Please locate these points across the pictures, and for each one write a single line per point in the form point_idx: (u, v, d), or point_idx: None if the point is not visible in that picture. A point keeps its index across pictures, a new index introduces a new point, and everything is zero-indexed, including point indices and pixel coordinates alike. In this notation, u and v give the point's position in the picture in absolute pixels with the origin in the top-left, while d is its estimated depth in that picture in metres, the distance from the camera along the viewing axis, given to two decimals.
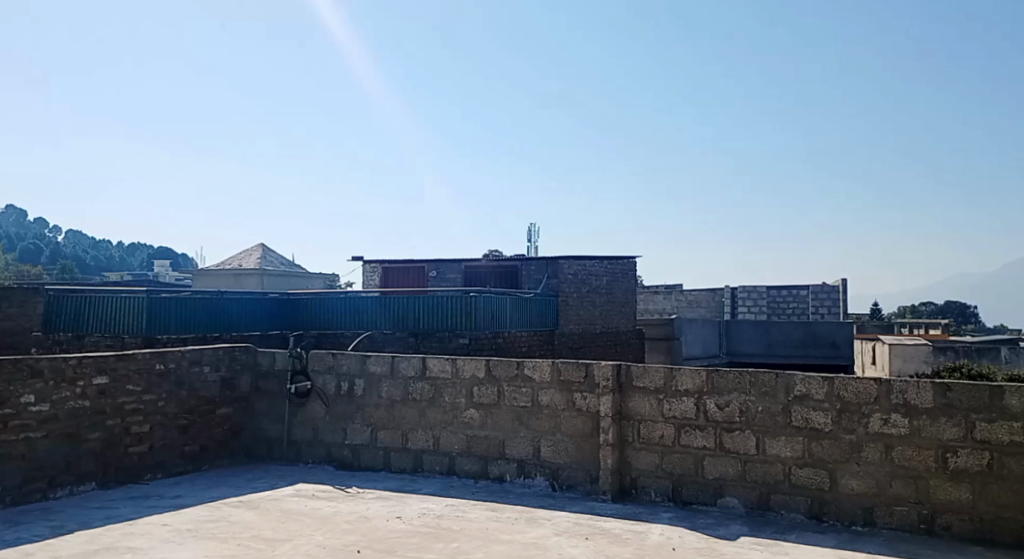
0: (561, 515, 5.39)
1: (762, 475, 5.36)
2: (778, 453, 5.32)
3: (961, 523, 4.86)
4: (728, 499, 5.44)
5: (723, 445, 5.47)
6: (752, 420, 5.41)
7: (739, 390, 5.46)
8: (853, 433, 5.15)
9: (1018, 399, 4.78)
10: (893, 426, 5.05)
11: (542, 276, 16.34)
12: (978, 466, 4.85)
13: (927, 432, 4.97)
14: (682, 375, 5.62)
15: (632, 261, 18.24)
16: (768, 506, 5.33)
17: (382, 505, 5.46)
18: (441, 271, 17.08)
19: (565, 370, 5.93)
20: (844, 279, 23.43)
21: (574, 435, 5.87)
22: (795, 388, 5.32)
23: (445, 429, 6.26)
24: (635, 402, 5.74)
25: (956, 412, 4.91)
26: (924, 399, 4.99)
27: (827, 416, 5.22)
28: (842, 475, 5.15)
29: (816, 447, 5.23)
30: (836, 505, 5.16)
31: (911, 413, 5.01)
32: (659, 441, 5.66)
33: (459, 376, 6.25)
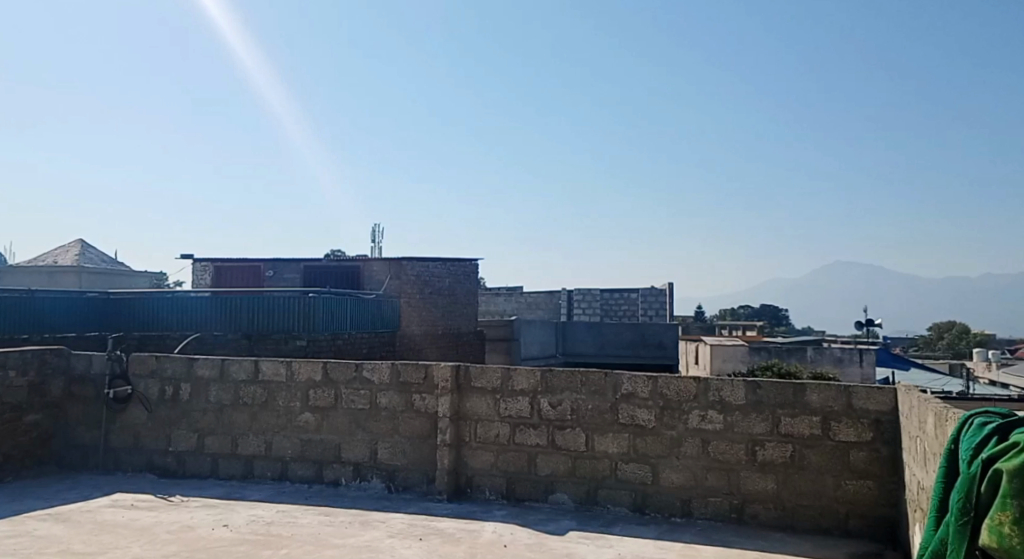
0: (396, 517, 5.40)
1: (590, 471, 5.58)
2: (605, 449, 5.57)
3: (767, 511, 5.26)
4: (558, 495, 5.63)
5: (555, 442, 5.65)
6: (582, 418, 5.62)
7: (571, 389, 5.66)
8: (674, 429, 5.46)
9: (817, 395, 5.23)
10: (709, 422, 5.40)
11: (384, 277, 16.36)
12: (782, 458, 5.26)
13: (740, 427, 5.34)
14: (518, 375, 5.76)
15: (474, 262, 18.40)
16: (595, 500, 5.56)
17: (208, 513, 5.27)
18: (278, 270, 16.57)
19: (403, 371, 5.93)
20: (671, 283, 24.73)
21: (411, 436, 5.89)
22: (622, 386, 5.58)
23: (278, 433, 6.12)
24: (472, 402, 5.84)
25: (765, 408, 5.31)
26: (737, 397, 5.36)
27: (650, 413, 5.51)
28: (663, 469, 5.46)
29: (640, 443, 5.50)
30: (657, 497, 5.46)
31: (725, 409, 5.38)
32: (494, 440, 5.78)
33: (293, 379, 6.12)
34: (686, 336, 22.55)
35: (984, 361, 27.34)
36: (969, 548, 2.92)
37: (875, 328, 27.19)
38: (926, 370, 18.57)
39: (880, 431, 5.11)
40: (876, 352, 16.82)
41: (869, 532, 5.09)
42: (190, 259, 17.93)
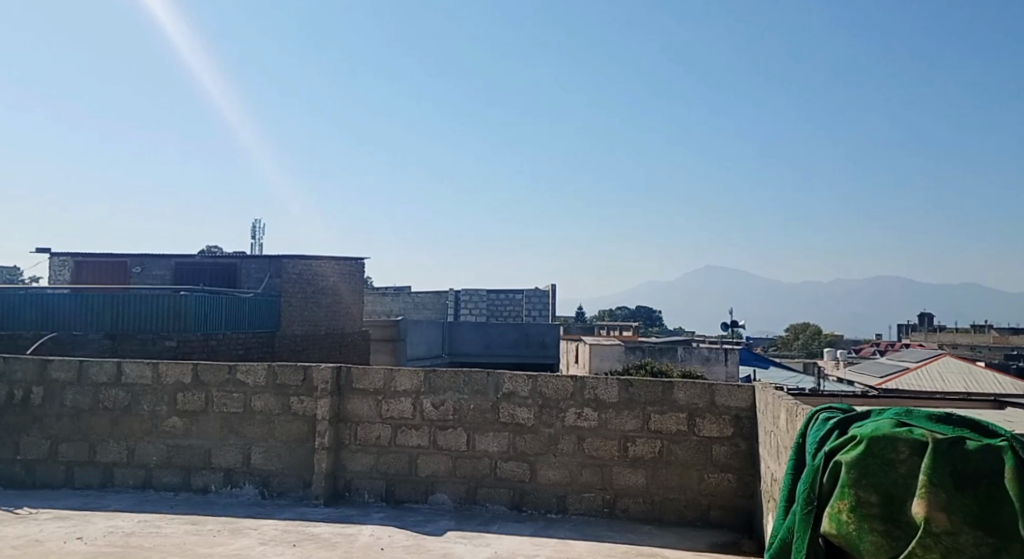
0: (269, 523, 5.29)
1: (469, 470, 5.63)
2: (485, 448, 5.63)
3: (636, 504, 5.44)
4: (438, 496, 5.65)
5: (436, 442, 5.67)
6: (463, 418, 5.66)
7: (452, 389, 5.69)
8: (551, 427, 5.57)
9: (684, 393, 5.44)
10: (584, 419, 5.54)
11: (263, 276, 15.72)
12: (651, 453, 5.45)
13: (613, 424, 5.50)
14: (400, 376, 5.75)
15: (358, 261, 18.14)
16: (474, 500, 5.61)
17: (61, 526, 5.02)
18: (146, 266, 15.87)
19: (280, 373, 5.81)
20: (555, 285, 25.19)
21: (287, 440, 5.78)
22: (503, 386, 5.65)
23: (142, 439, 5.89)
24: (352, 404, 5.79)
25: (636, 405, 5.49)
26: (611, 394, 5.52)
27: (530, 411, 5.60)
28: (541, 466, 5.56)
29: (519, 441, 5.59)
30: (534, 494, 5.55)
31: (599, 407, 5.53)
32: (374, 442, 5.75)
33: (160, 382, 5.90)
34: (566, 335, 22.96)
35: (838, 358, 29.14)
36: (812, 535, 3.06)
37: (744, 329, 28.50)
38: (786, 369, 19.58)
39: (739, 426, 5.38)
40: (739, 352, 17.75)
41: (729, 522, 5.35)
42: (47, 253, 16.97)
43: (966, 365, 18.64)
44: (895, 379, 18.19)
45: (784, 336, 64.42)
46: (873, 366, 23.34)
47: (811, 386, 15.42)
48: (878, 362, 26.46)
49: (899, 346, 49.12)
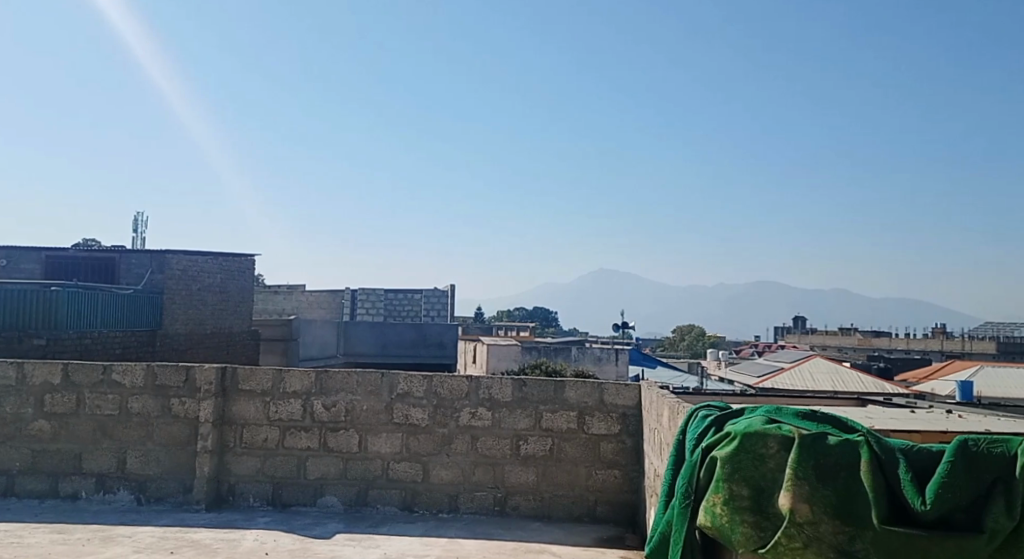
0: (144, 530, 5.07)
1: (361, 472, 5.54)
2: (377, 449, 5.55)
3: (527, 502, 5.47)
4: (327, 498, 5.53)
5: (326, 444, 5.56)
6: (356, 418, 5.56)
7: (345, 390, 5.59)
8: (445, 427, 5.53)
9: (574, 392, 5.51)
10: (478, 418, 5.53)
11: (144, 271, 15.05)
12: (542, 451, 5.49)
13: (506, 423, 5.51)
14: (290, 377, 5.60)
15: (248, 258, 17.64)
16: (364, 502, 5.52)
17: None
18: (14, 259, 14.97)
19: (160, 374, 5.58)
20: (453, 285, 25.18)
21: (166, 444, 5.55)
22: (397, 386, 5.58)
23: (5, 444, 5.57)
24: (238, 406, 5.61)
25: (529, 405, 5.51)
26: (505, 394, 5.53)
27: (424, 411, 5.56)
28: (433, 466, 5.52)
29: (412, 441, 5.54)
30: (426, 495, 5.51)
31: (494, 406, 5.53)
32: (261, 444, 5.58)
33: (26, 383, 5.58)
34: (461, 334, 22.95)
35: (721, 358, 30.17)
36: (690, 527, 3.12)
37: (633, 330, 29.20)
38: (673, 369, 20.16)
39: (626, 424, 5.48)
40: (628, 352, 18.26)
41: (615, 517, 5.44)
42: None
43: (836, 366, 19.50)
44: (772, 379, 18.92)
45: (673, 336, 66.18)
46: (753, 366, 24.21)
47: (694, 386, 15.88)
48: (758, 362, 27.48)
49: (775, 347, 51.42)
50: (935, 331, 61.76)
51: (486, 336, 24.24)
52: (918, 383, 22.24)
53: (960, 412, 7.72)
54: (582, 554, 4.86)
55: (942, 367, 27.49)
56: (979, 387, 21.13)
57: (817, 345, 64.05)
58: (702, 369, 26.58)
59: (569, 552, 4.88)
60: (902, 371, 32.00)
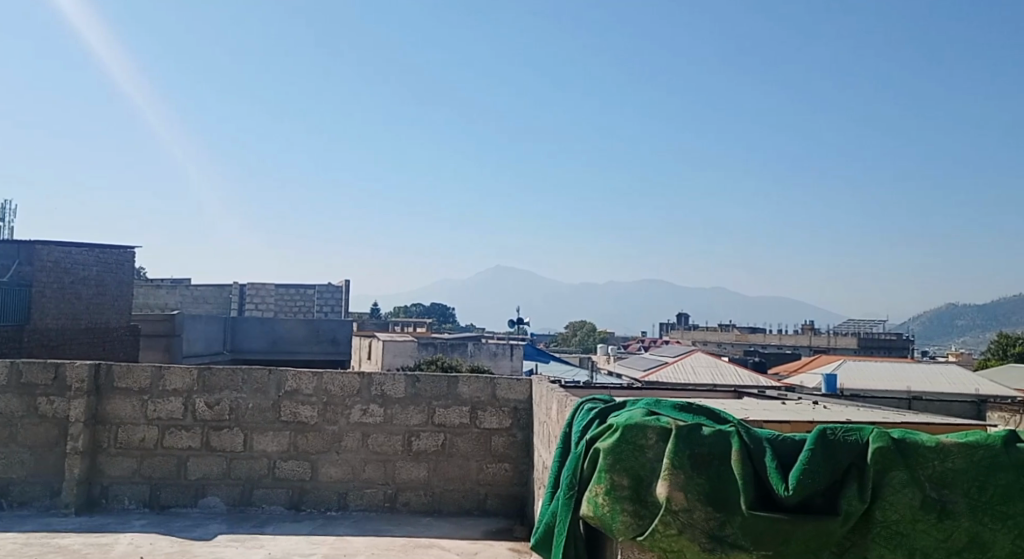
0: (5, 537, 4.77)
1: (246, 471, 5.37)
2: (263, 448, 5.39)
3: (417, 498, 5.42)
4: (209, 499, 5.34)
5: (209, 443, 5.36)
6: (241, 417, 5.39)
7: (230, 388, 5.40)
8: (335, 424, 5.42)
9: (468, 387, 5.49)
10: (370, 415, 5.44)
11: (11, 263, 14.18)
12: (434, 446, 5.44)
13: (398, 420, 5.44)
14: (170, 374, 5.37)
15: (128, 250, 16.86)
16: (249, 501, 5.35)
17: None
18: None
19: (27, 372, 5.26)
20: (347, 281, 24.78)
21: (33, 445, 5.24)
22: (285, 383, 5.43)
23: None
24: (113, 405, 5.34)
25: (422, 400, 5.46)
26: (397, 390, 5.45)
27: (314, 409, 5.43)
28: (322, 464, 5.40)
29: (300, 440, 5.40)
30: (315, 493, 5.39)
31: (386, 403, 5.45)
32: (139, 445, 5.34)
33: None
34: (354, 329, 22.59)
35: (612, 353, 30.80)
36: (573, 518, 3.01)
37: (526, 326, 29.47)
38: (566, 364, 20.42)
39: (517, 418, 5.50)
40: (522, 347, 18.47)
41: (504, 510, 5.46)
42: None
43: (716, 360, 20.21)
44: (658, 373, 19.45)
45: (564, 331, 67.21)
46: (640, 361, 24.83)
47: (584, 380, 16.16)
48: (644, 356, 28.24)
49: (662, 342, 52.88)
50: (809, 326, 64.96)
51: (380, 332, 23.94)
52: (790, 376, 23.33)
53: (826, 403, 8.12)
54: (471, 547, 4.85)
55: (812, 361, 28.93)
56: (845, 379, 22.36)
57: (700, 340, 66.28)
58: (593, 364, 27.07)
59: (458, 546, 4.86)
60: (776, 365, 33.47)
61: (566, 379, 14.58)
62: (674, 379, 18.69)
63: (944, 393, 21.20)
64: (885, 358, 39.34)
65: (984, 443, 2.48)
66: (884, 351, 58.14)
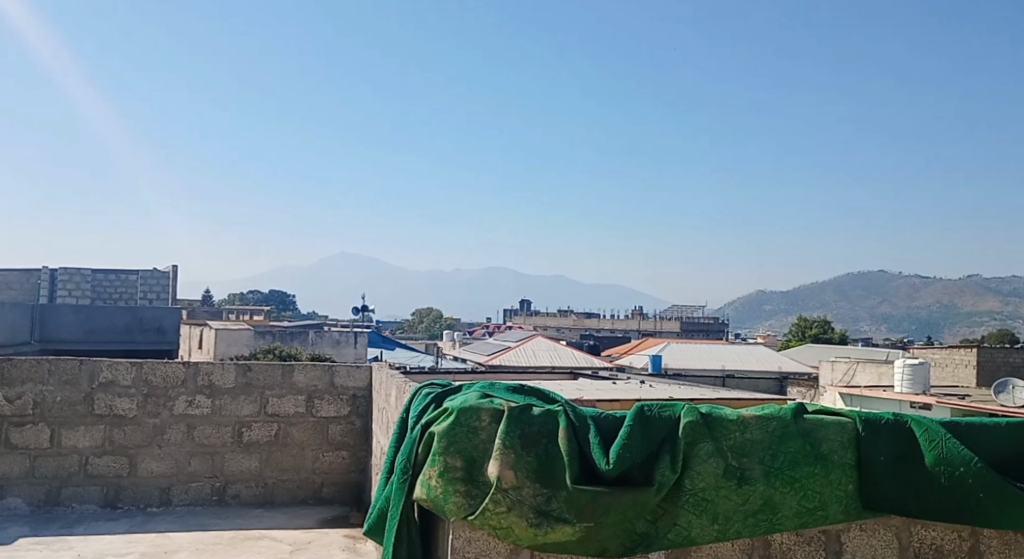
0: None
1: (53, 469, 5.07)
2: (74, 444, 5.10)
3: (247, 490, 5.32)
4: (9, 500, 5.01)
5: (9, 441, 5.04)
6: (47, 412, 5.08)
7: (34, 381, 5.08)
8: (156, 417, 5.22)
9: (303, 375, 5.43)
10: (196, 406, 5.27)
11: None
12: (267, 437, 5.35)
13: (227, 410, 5.31)
14: None
15: None
16: (57, 501, 5.06)
17: None
18: None
19: None
20: (175, 267, 23.76)
21: None
22: (98, 374, 5.16)
23: None
24: None
25: (254, 390, 5.35)
26: (226, 380, 5.32)
27: (132, 401, 5.20)
28: (141, 459, 5.19)
29: (117, 434, 5.16)
30: (133, 490, 5.18)
31: (213, 393, 5.30)
32: None
33: None
34: (186, 316, 21.69)
35: (455, 338, 31.16)
36: (407, 503, 2.85)
37: (369, 313, 29.36)
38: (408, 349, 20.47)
39: (355, 405, 5.50)
40: (366, 335, 18.48)
41: (340, 497, 5.46)
42: None
43: (554, 344, 20.87)
44: (500, 357, 19.85)
45: (409, 318, 67.27)
46: (482, 345, 25.26)
47: (428, 365, 16.31)
48: (486, 341, 28.76)
49: (506, 328, 54.03)
50: (641, 312, 68.21)
51: (213, 320, 23.09)
52: (621, 357, 24.50)
53: (651, 381, 8.63)
54: (304, 536, 4.81)
55: (642, 342, 30.48)
56: (671, 359, 23.74)
57: (541, 324, 68.14)
58: (435, 349, 27.28)
59: (291, 536, 4.80)
60: (609, 348, 34.97)
61: (407, 364, 14.67)
62: (515, 362, 19.18)
63: (757, 370, 22.97)
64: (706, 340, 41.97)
65: (777, 415, 2.78)
66: (707, 335, 61.99)
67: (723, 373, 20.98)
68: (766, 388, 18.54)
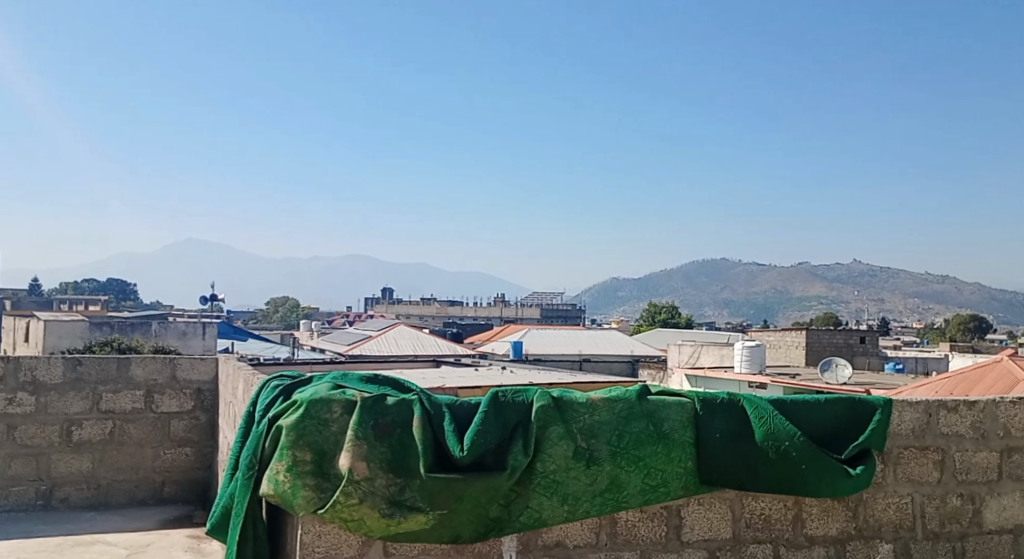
0: None
1: None
2: None
3: (78, 492, 5.00)
4: None
5: None
6: None
7: None
8: None
9: (142, 369, 5.16)
10: (17, 405, 4.92)
11: None
12: (100, 435, 5.05)
13: (54, 408, 4.97)
14: None
15: None
16: None
17: None
18: None
19: None
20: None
21: None
22: None
23: None
24: None
25: (84, 386, 5.04)
26: (53, 375, 4.99)
27: None
28: None
29: None
30: None
31: (38, 390, 4.96)
32: None
33: None
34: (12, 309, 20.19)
35: (311, 328, 30.53)
36: (252, 500, 2.76)
37: (218, 305, 28.29)
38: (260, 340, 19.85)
39: (200, 399, 5.28)
40: (215, 327, 17.78)
41: (184, 496, 5.22)
42: None
43: (416, 332, 20.77)
44: (357, 347, 19.58)
45: (264, 308, 65.35)
46: (341, 335, 24.86)
47: (284, 356, 15.88)
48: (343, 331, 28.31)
49: (365, 316, 53.54)
50: (500, 300, 68.98)
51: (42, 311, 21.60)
52: (481, 345, 24.69)
53: (510, 367, 8.73)
54: (142, 539, 4.57)
55: (501, 330, 30.85)
56: (531, 345, 24.14)
57: (403, 313, 67.73)
58: (291, 340, 26.63)
59: (126, 540, 4.55)
60: (471, 336, 35.20)
61: (258, 356, 14.25)
62: (373, 351, 18.98)
63: (611, 355, 23.71)
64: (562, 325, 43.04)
65: (623, 397, 2.88)
66: (564, 323, 63.45)
67: (580, 358, 21.54)
68: (619, 371, 19.16)
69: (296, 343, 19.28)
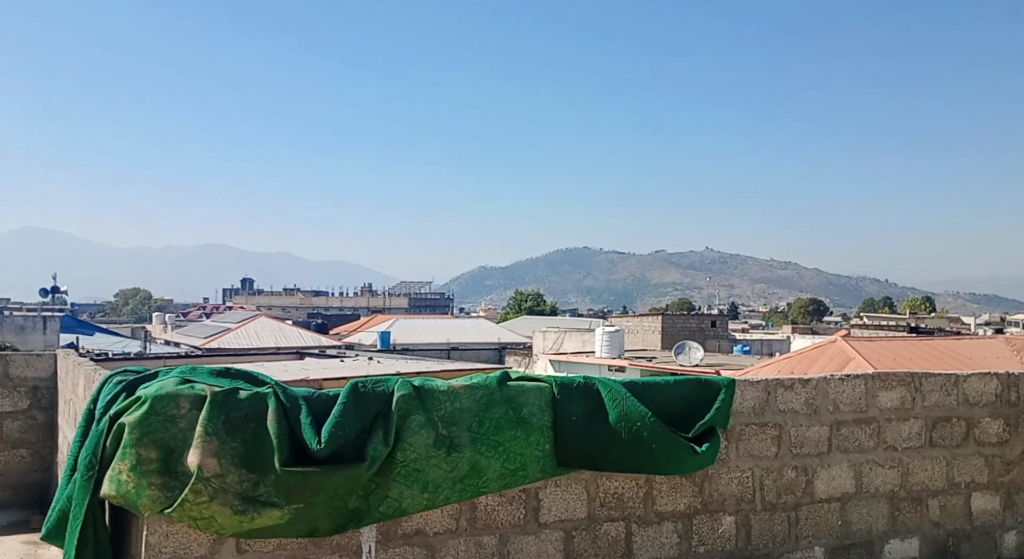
0: None
1: None
2: None
3: None
4: None
5: None
6: None
7: None
8: None
9: None
10: None
11: None
12: None
13: None
14: None
15: None
16: None
17: None
18: None
19: None
20: None
21: None
22: None
23: None
24: None
25: None
26: None
27: None
28: None
29: None
30: None
31: None
32: None
33: None
34: None
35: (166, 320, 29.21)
36: (91, 501, 2.63)
37: (61, 297, 26.58)
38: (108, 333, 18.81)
39: (36, 398, 4.97)
40: (58, 320, 16.73)
41: (18, 501, 4.87)
42: None
43: (278, 323, 20.23)
44: (215, 339, 18.90)
45: (114, 300, 61.87)
46: (198, 327, 23.91)
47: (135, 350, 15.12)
48: (201, 323, 27.24)
49: (223, 308, 51.68)
50: (366, 290, 68.18)
51: None
52: (347, 335, 24.33)
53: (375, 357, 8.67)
54: None
55: (367, 320, 30.51)
56: (397, 334, 24.00)
57: (265, 303, 65.84)
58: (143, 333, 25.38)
59: None
60: (336, 327, 34.61)
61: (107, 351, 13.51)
62: (232, 344, 18.38)
63: (478, 342, 23.91)
64: (428, 314, 42.97)
65: (484, 384, 2.92)
66: (431, 311, 63.38)
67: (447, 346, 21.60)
68: (485, 359, 19.34)
69: (148, 336, 18.41)
